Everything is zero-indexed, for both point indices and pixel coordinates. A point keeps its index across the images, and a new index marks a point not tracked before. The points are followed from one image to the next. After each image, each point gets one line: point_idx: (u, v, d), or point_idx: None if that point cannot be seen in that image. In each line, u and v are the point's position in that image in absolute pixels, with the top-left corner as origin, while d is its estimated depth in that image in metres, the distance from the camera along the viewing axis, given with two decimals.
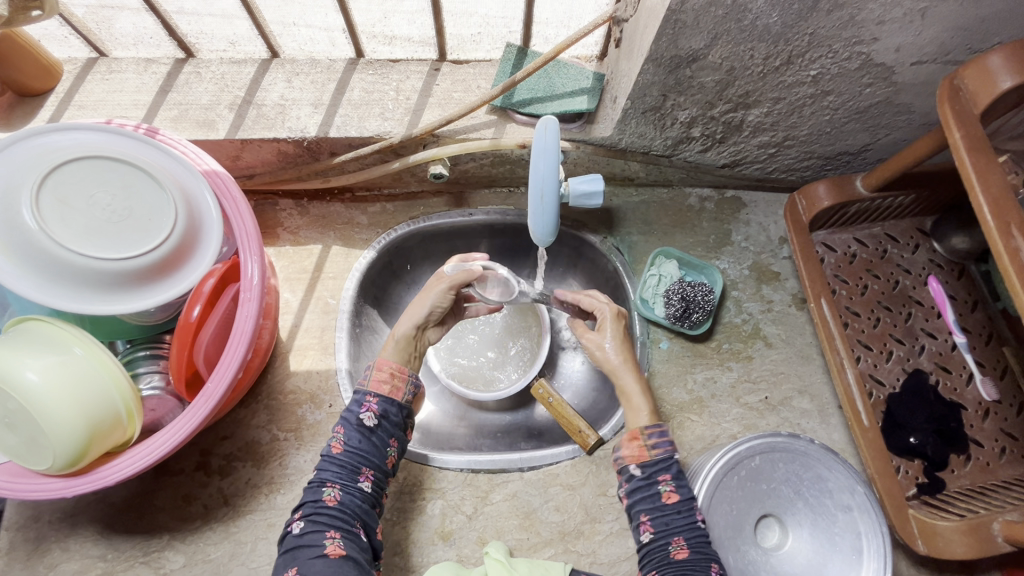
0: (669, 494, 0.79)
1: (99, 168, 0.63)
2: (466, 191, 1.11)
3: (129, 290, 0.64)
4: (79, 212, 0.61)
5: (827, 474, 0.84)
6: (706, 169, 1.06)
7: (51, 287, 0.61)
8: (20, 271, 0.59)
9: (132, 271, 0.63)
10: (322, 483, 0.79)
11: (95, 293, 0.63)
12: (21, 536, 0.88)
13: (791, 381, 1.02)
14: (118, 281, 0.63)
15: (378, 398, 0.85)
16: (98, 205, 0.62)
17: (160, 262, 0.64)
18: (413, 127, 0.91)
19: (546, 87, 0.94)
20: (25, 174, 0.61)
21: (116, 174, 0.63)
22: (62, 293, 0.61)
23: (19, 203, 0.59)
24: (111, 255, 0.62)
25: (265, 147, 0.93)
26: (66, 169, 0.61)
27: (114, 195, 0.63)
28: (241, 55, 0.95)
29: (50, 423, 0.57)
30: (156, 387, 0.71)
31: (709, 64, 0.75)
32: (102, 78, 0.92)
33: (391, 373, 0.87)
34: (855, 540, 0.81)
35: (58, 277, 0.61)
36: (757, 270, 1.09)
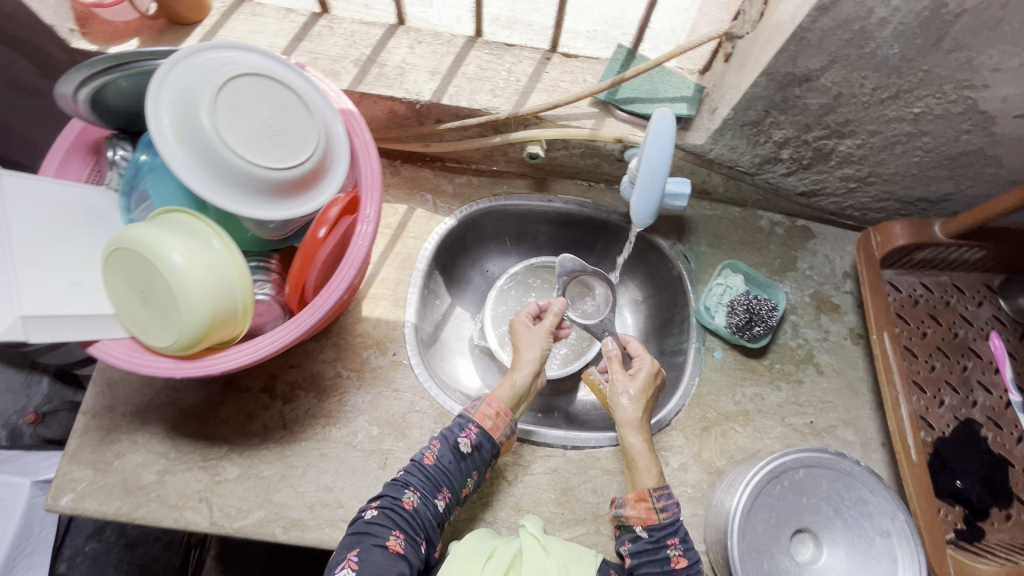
0: (677, 559, 0.82)
1: (265, 85, 0.67)
2: (548, 178, 1.16)
3: (273, 201, 0.68)
4: (246, 121, 0.66)
5: (870, 498, 0.85)
6: (785, 193, 1.09)
7: (210, 184, 0.65)
8: (187, 165, 0.63)
9: (280, 183, 0.68)
10: (405, 484, 0.83)
11: (244, 198, 0.67)
12: (95, 423, 0.94)
13: (838, 411, 1.04)
14: (267, 190, 0.67)
15: (478, 429, 0.88)
16: (258, 117, 0.66)
17: (304, 181, 0.69)
18: (520, 107, 0.97)
19: (649, 90, 0.99)
20: (203, 77, 0.65)
21: (279, 93, 0.68)
22: (217, 192, 0.65)
23: (198, 102, 0.63)
24: (266, 165, 0.66)
25: (380, 104, 0.99)
26: (242, 81, 0.65)
27: (273, 111, 0.67)
28: (371, 18, 1.03)
29: (183, 299, 0.63)
30: (265, 294, 0.77)
31: (819, 86, 0.79)
32: (245, 19, 1.00)
33: (497, 412, 0.91)
34: (890, 566, 0.82)
35: (216, 176, 0.65)
36: (818, 298, 1.11)
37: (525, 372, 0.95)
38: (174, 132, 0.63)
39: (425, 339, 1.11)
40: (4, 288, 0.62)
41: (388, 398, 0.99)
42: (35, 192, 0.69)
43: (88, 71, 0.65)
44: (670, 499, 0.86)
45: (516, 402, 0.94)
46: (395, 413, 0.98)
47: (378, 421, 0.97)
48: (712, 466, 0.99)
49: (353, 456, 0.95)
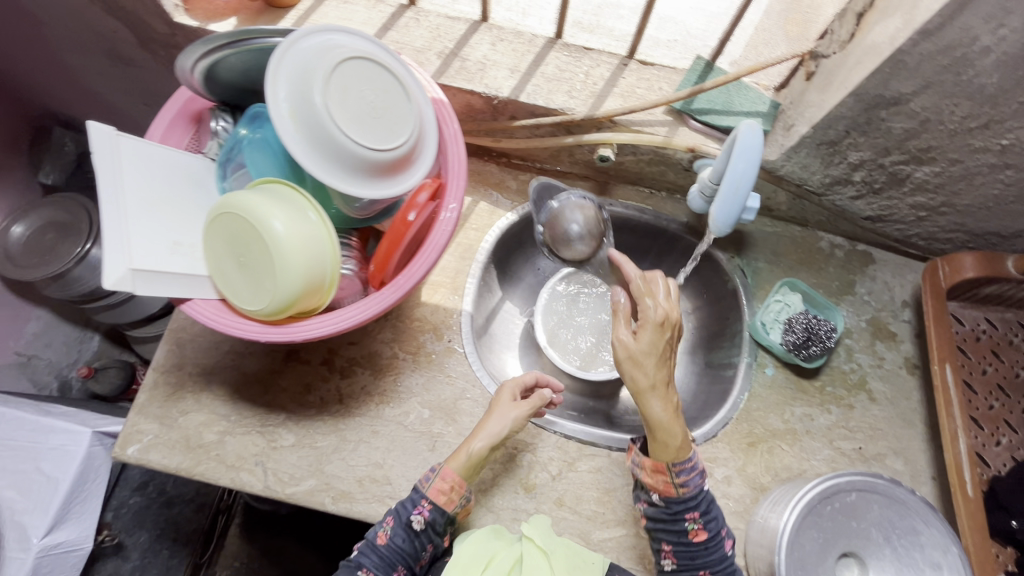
0: (696, 532, 0.81)
1: (373, 70, 0.71)
2: (610, 183, 1.18)
3: (370, 180, 0.71)
4: (354, 102, 0.69)
5: (923, 529, 0.84)
6: (850, 217, 1.09)
7: (317, 158, 0.68)
8: (298, 140, 0.67)
9: (379, 163, 0.71)
10: (359, 565, 0.82)
11: (347, 175, 0.70)
12: (163, 379, 0.98)
13: (888, 439, 1.03)
14: (368, 167, 0.70)
15: (432, 505, 0.83)
16: (364, 98, 0.69)
17: (399, 163, 0.72)
18: (595, 110, 0.99)
19: (725, 102, 0.99)
20: (318, 57, 0.68)
21: (385, 78, 0.71)
22: (323, 167, 0.68)
23: (314, 80, 0.66)
24: (370, 143, 0.69)
25: (458, 96, 1.02)
26: (354, 64, 0.69)
27: (376, 92, 0.70)
28: (456, 13, 1.06)
29: (280, 264, 0.66)
30: (348, 269, 0.80)
31: (907, 111, 0.79)
32: (337, 5, 1.03)
33: (452, 486, 0.84)
34: None
35: (323, 151, 0.68)
36: (875, 325, 1.10)
37: (484, 441, 0.85)
38: (289, 107, 0.66)
39: (478, 329, 1.13)
40: (118, 241, 0.66)
41: (440, 382, 1.01)
42: (148, 155, 0.73)
43: (208, 45, 0.69)
44: (695, 464, 0.80)
45: (474, 469, 0.86)
46: (447, 398, 1.00)
47: (429, 404, 1.00)
48: (756, 481, 0.98)
49: (404, 436, 0.97)
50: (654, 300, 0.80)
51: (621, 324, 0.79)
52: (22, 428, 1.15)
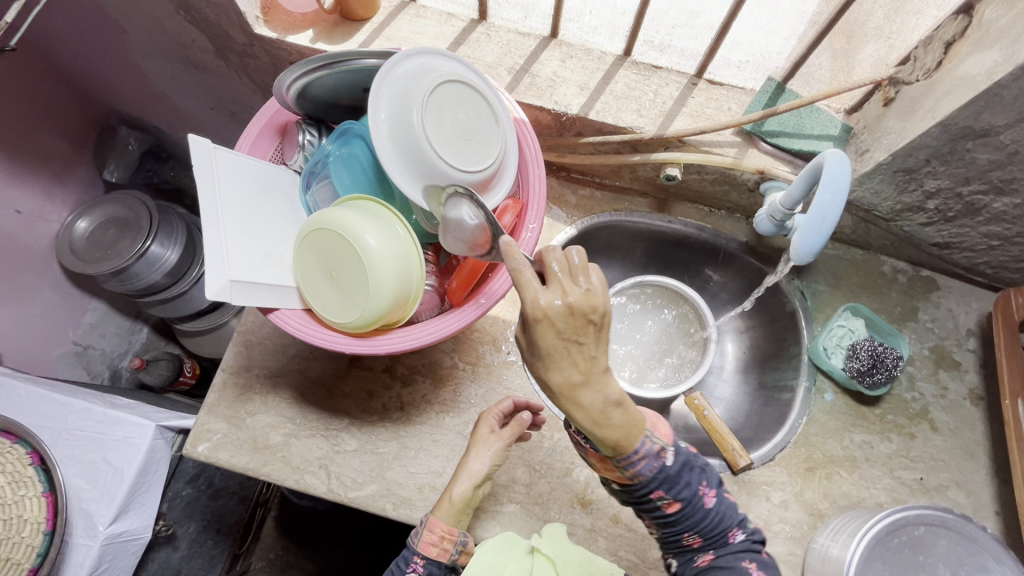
0: (701, 554, 0.71)
1: (465, 93, 0.73)
2: (669, 200, 1.18)
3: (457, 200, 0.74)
4: (446, 124, 0.71)
5: (994, 568, 0.82)
6: (917, 242, 1.08)
7: (409, 179, 0.71)
8: (393, 161, 0.71)
9: (467, 184, 0.73)
10: None
11: (436, 194, 0.73)
12: (232, 380, 1.01)
13: (950, 471, 1.01)
14: (456, 187, 0.73)
15: (425, 560, 0.84)
16: (456, 121, 0.72)
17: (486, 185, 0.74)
18: (664, 129, 0.99)
19: (796, 124, 0.99)
20: (415, 81, 0.71)
21: (474, 101, 0.73)
22: (414, 187, 0.72)
23: (411, 102, 0.69)
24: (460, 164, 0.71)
25: (526, 112, 1.04)
26: (448, 87, 0.71)
27: (468, 115, 0.73)
28: (526, 29, 1.07)
29: (371, 278, 0.67)
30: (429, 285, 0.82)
31: (995, 143, 0.78)
32: (410, 19, 1.05)
33: (442, 536, 0.84)
34: None
35: (415, 171, 0.71)
36: (938, 353, 1.08)
37: (465, 484, 0.86)
38: (387, 129, 0.70)
39: None
40: (217, 251, 0.68)
41: (499, 394, 1.03)
42: (240, 167, 0.75)
43: (308, 65, 0.72)
44: (648, 449, 0.64)
45: (465, 510, 0.86)
46: None
47: None
48: (814, 508, 0.98)
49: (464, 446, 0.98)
50: (569, 286, 0.57)
51: (530, 277, 0.57)
52: (89, 418, 1.19)
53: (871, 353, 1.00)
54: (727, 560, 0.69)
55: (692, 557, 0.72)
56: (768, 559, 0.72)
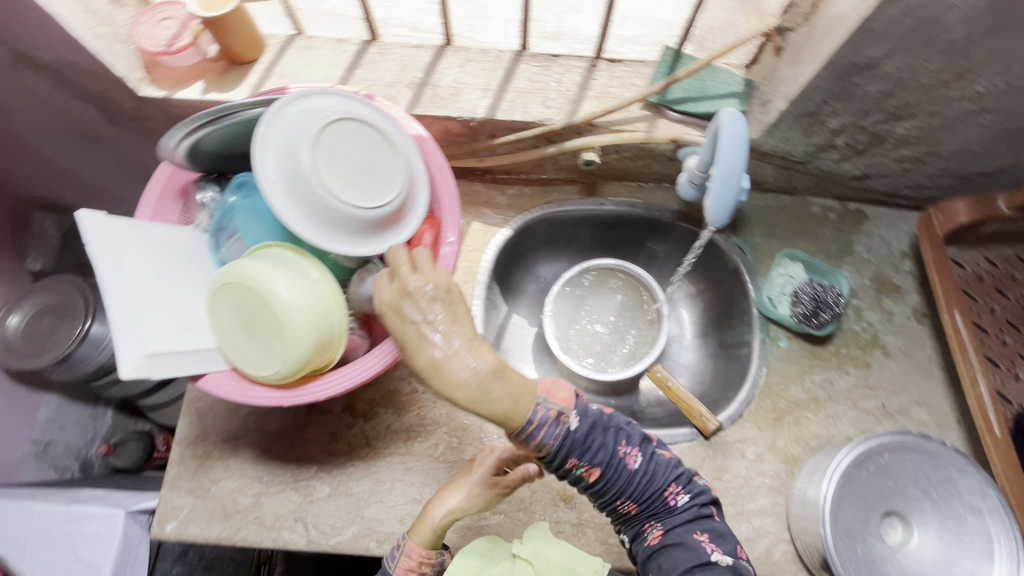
0: (654, 534, 0.76)
1: (354, 128, 0.70)
2: (597, 182, 1.18)
3: (370, 237, 0.72)
4: (342, 165, 0.69)
5: (958, 477, 0.85)
6: (838, 179, 1.10)
7: (318, 230, 0.69)
8: (294, 214, 0.67)
9: (378, 220, 0.71)
10: None
11: (348, 238, 0.70)
12: (190, 452, 0.98)
13: (909, 392, 1.04)
14: (367, 226, 0.70)
15: None
16: (353, 160, 0.70)
17: (396, 215, 0.73)
18: (573, 115, 0.99)
19: (699, 88, 1.00)
20: (297, 128, 0.68)
21: (366, 134, 0.71)
22: (323, 236, 0.69)
23: (298, 152, 0.66)
24: (366, 203, 0.69)
25: (435, 124, 1.03)
26: (334, 127, 0.68)
27: (364, 151, 0.70)
28: (420, 41, 1.06)
29: (290, 328, 0.66)
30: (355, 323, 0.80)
31: (881, 73, 0.80)
32: (300, 52, 1.03)
33: (417, 560, 0.81)
34: (986, 542, 0.82)
35: (320, 219, 0.68)
36: (878, 281, 1.11)
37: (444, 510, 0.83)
38: (280, 185, 0.67)
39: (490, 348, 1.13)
40: (127, 329, 0.65)
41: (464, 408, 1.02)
42: (142, 239, 0.72)
43: (186, 127, 0.70)
44: (543, 415, 0.70)
45: (439, 537, 0.83)
46: (473, 423, 1.01)
47: (456, 433, 1.00)
48: (788, 454, 1.00)
49: (438, 468, 0.97)
50: (412, 275, 0.70)
51: (382, 281, 0.72)
52: (56, 519, 1.15)
53: (812, 297, 1.04)
54: (679, 534, 0.75)
55: (642, 532, 0.78)
56: (722, 524, 0.78)
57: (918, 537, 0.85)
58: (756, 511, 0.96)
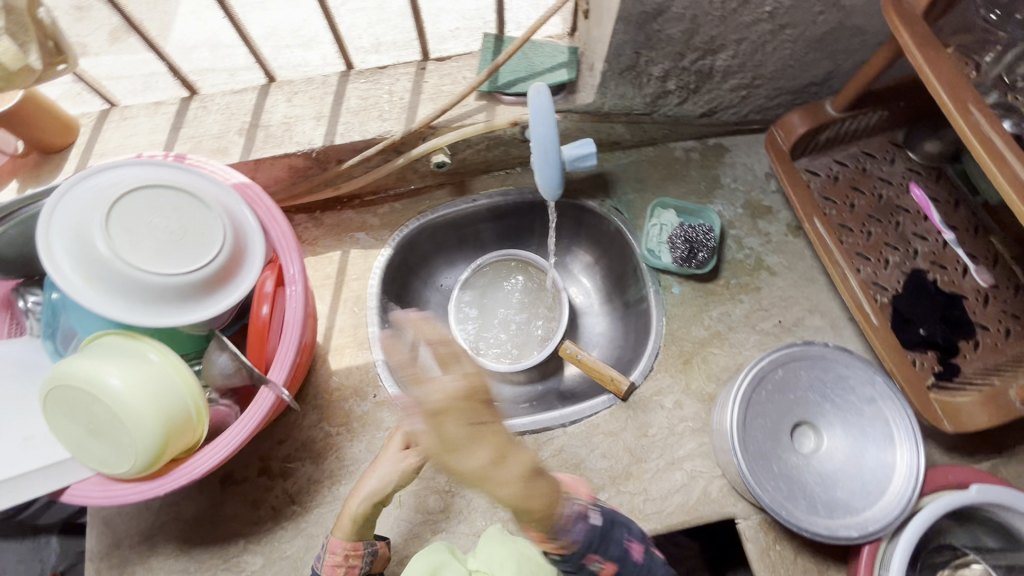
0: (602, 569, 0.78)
1: (151, 197, 0.69)
2: (466, 179, 1.18)
3: (200, 300, 0.69)
4: (144, 238, 0.67)
5: (848, 372, 0.90)
6: (687, 120, 1.13)
7: (139, 309, 0.67)
8: (107, 300, 0.65)
9: (201, 281, 0.68)
10: None
11: (176, 308, 0.68)
12: (105, 564, 0.92)
13: (801, 303, 1.08)
14: (192, 291, 0.68)
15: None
16: (158, 229, 0.68)
17: (222, 271, 0.70)
18: (411, 123, 0.98)
19: (527, 67, 1.00)
20: (89, 214, 0.67)
21: (166, 199, 0.69)
22: (147, 313, 0.67)
23: (92, 238, 0.65)
24: (182, 269, 0.67)
25: (277, 164, 0.99)
26: (124, 202, 0.67)
27: (168, 217, 0.68)
28: (241, 84, 1.02)
29: (132, 421, 0.62)
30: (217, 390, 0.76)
31: (674, 15, 0.82)
32: (117, 126, 0.98)
33: (344, 554, 0.83)
34: (885, 427, 0.88)
35: (138, 297, 0.66)
36: (750, 207, 1.14)
37: (360, 499, 0.86)
38: (84, 275, 0.65)
39: None
40: None
41: (382, 438, 0.99)
42: None
43: None
44: (575, 510, 0.73)
45: (362, 529, 0.85)
46: None
47: None
48: (703, 393, 1.02)
49: None
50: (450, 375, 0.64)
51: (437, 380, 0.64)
52: None
53: (686, 240, 1.06)
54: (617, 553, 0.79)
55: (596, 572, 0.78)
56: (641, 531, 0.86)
57: (827, 439, 0.89)
58: (687, 456, 0.98)
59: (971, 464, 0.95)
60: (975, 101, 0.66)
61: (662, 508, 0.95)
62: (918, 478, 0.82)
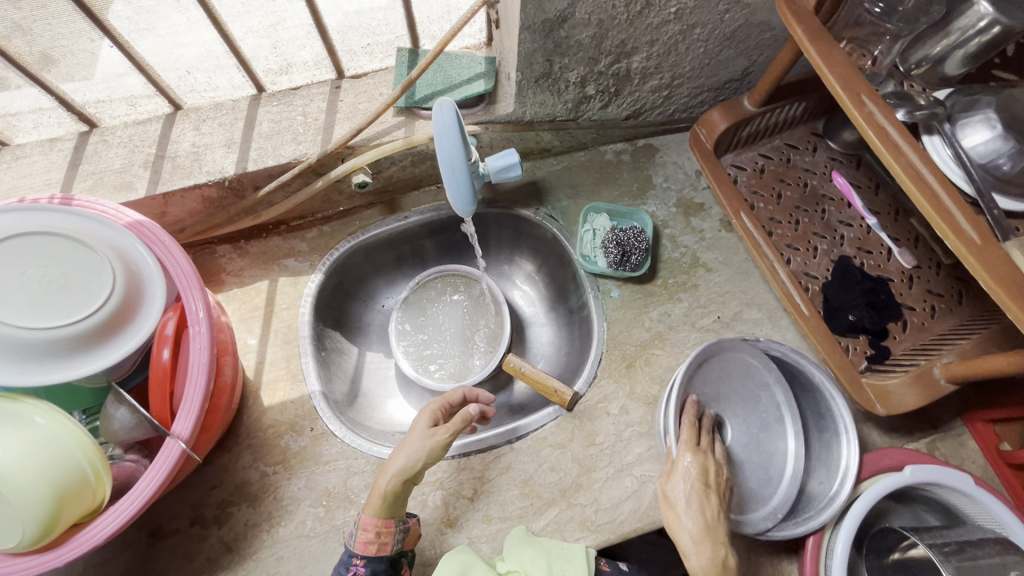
0: None
1: (27, 245, 0.66)
2: (396, 197, 1.15)
3: (88, 352, 0.66)
4: (19, 290, 0.64)
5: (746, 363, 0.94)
6: (613, 123, 1.12)
7: (19, 367, 0.64)
8: None
9: (84, 332, 0.65)
10: None
11: (53, 361, 0.65)
12: None
13: (738, 297, 1.08)
14: (78, 344, 0.65)
15: (365, 560, 0.80)
16: (33, 279, 0.65)
17: (110, 319, 0.67)
18: (327, 144, 0.95)
19: (444, 79, 0.98)
20: None
21: (44, 247, 0.66)
22: (20, 369, 0.64)
23: None
24: (58, 322, 0.64)
25: (188, 196, 0.95)
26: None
27: (46, 265, 0.66)
28: (145, 115, 0.98)
29: (18, 492, 0.58)
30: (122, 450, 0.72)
31: (579, 21, 0.82)
32: (9, 167, 0.93)
33: (375, 531, 0.80)
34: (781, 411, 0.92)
35: (9, 353, 0.63)
36: (683, 205, 1.14)
37: (389, 477, 0.81)
38: None
39: (341, 400, 1.06)
40: None
41: (322, 473, 0.95)
42: None
43: None
44: None
45: (391, 505, 0.82)
46: (335, 485, 0.94)
47: (321, 502, 0.93)
48: (648, 396, 1.01)
49: (310, 547, 0.90)
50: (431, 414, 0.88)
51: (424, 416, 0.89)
52: None
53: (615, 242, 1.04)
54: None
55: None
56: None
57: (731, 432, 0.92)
58: (636, 461, 0.96)
59: (910, 444, 0.96)
60: (868, 92, 0.67)
61: (615, 517, 0.93)
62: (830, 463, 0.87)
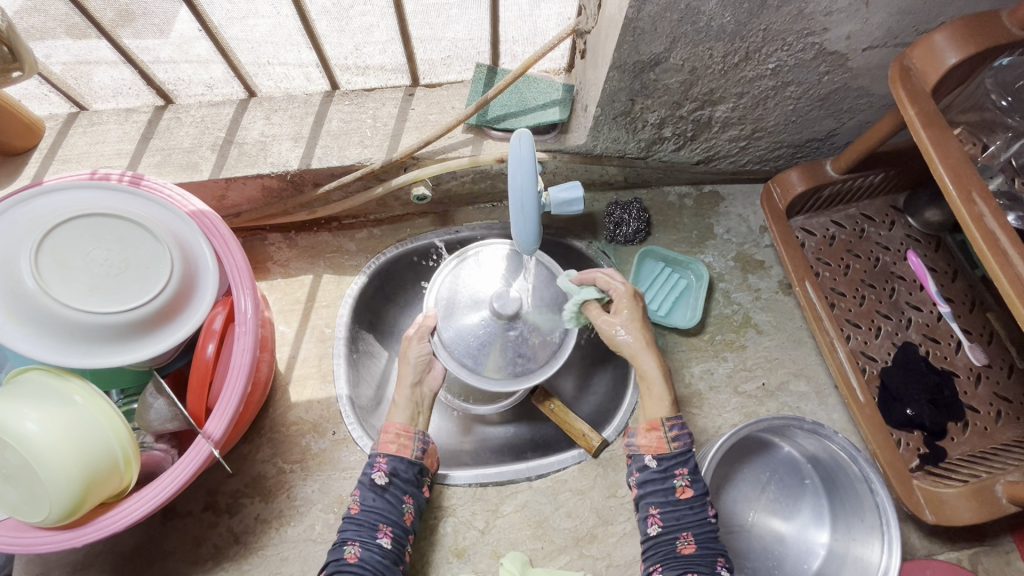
0: (686, 545, 0.76)
1: (90, 227, 0.68)
2: (450, 209, 1.13)
3: (138, 340, 0.68)
4: (79, 272, 0.66)
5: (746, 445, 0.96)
6: (682, 167, 1.08)
7: (71, 347, 0.66)
8: (32, 335, 0.64)
9: (135, 320, 0.67)
10: (343, 541, 0.78)
11: (102, 345, 0.67)
12: None
13: (787, 365, 1.03)
14: (128, 331, 0.67)
15: (388, 458, 0.84)
16: (95, 262, 0.67)
17: (160, 311, 0.68)
18: (393, 152, 0.94)
19: (519, 101, 0.96)
20: (24, 243, 0.66)
21: (109, 230, 0.68)
22: (68, 349, 0.66)
23: (22, 272, 0.64)
24: (110, 308, 0.66)
25: (250, 184, 0.95)
26: (59, 234, 0.66)
27: (109, 249, 0.68)
28: (219, 97, 0.98)
29: (50, 469, 0.59)
30: (154, 446, 0.74)
31: (672, 66, 0.78)
32: (84, 132, 0.94)
33: (396, 433, 0.86)
34: (762, 488, 0.96)
35: (61, 333, 0.65)
36: (742, 260, 1.10)
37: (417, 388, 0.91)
38: (11, 307, 0.64)
39: (367, 405, 1.04)
40: None
41: (338, 480, 0.93)
42: None
43: None
44: (684, 446, 0.79)
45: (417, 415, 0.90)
46: (349, 493, 0.93)
47: (333, 508, 0.92)
48: None
49: (316, 551, 0.89)
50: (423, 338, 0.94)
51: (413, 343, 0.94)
52: None
53: (633, 240, 1.09)
54: None
55: None
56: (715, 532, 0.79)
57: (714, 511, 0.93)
58: None
59: (951, 552, 0.90)
60: (981, 190, 0.62)
61: None
62: (808, 553, 0.91)
